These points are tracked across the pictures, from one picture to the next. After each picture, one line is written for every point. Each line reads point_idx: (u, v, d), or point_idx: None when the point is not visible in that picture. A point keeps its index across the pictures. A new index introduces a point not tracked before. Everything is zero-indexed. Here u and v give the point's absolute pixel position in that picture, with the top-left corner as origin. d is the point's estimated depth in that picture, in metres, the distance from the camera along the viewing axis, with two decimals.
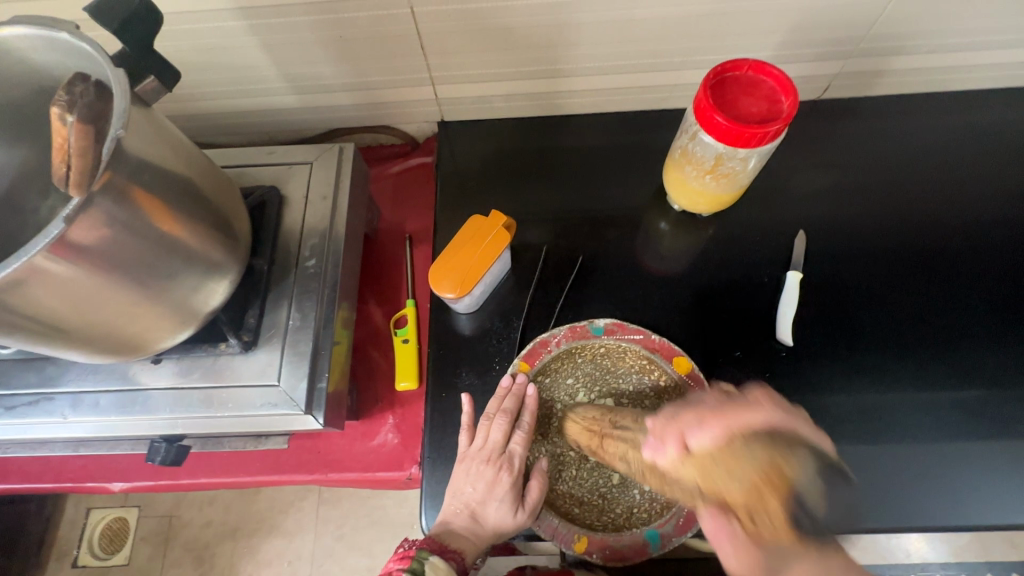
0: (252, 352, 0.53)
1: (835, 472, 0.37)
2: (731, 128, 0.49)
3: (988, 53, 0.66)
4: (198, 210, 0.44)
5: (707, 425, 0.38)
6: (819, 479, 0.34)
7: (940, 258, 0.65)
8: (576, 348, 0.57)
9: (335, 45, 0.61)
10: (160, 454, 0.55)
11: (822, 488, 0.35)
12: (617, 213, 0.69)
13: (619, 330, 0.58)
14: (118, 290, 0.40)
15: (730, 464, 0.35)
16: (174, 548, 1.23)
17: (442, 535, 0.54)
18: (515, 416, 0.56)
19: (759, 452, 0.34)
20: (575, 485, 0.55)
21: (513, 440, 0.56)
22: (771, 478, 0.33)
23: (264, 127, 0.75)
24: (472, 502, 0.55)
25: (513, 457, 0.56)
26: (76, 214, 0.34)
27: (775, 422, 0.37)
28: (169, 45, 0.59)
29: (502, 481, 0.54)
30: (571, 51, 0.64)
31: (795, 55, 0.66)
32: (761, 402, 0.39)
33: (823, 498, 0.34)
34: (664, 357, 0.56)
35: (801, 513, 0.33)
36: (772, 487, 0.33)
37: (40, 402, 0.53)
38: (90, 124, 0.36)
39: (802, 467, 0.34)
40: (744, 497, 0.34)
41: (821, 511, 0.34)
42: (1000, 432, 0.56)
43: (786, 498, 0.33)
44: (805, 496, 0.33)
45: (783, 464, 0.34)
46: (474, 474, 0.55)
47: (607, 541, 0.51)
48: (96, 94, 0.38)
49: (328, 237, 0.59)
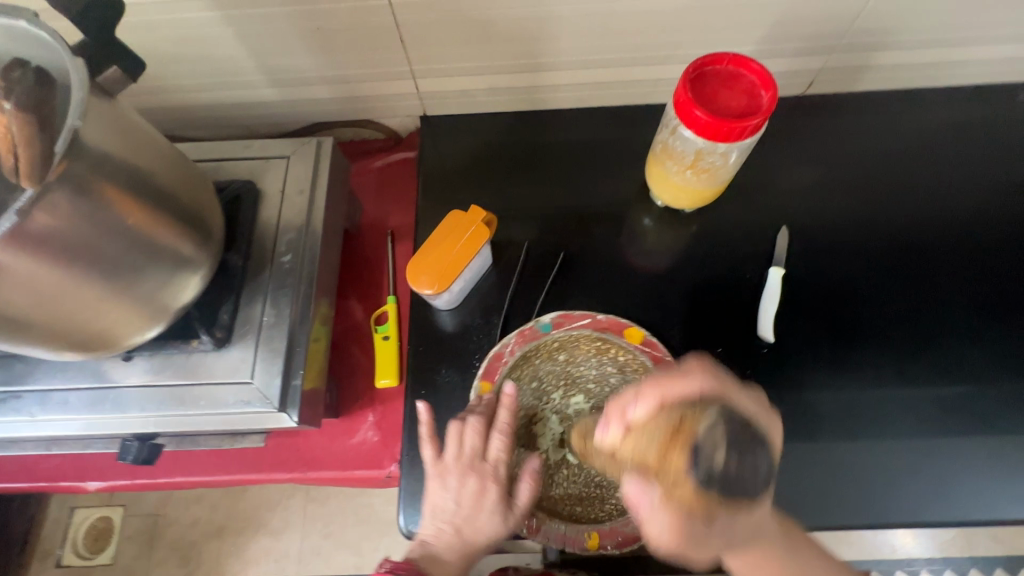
0: (225, 348, 0.52)
1: (744, 434, 0.34)
2: (709, 122, 0.49)
3: (969, 48, 0.66)
4: (166, 203, 0.43)
5: (645, 399, 0.39)
6: (716, 427, 0.34)
7: (921, 253, 0.65)
8: (531, 352, 0.57)
9: (311, 37, 0.60)
10: (132, 452, 0.54)
11: (741, 444, 0.33)
12: (599, 208, 0.69)
13: (565, 321, 0.58)
14: (79, 285, 0.39)
15: (653, 431, 0.36)
16: (160, 548, 1.22)
17: (424, 559, 0.51)
18: (490, 419, 0.54)
19: (676, 415, 0.35)
20: (570, 484, 0.55)
21: (493, 446, 0.53)
22: (678, 435, 0.35)
23: (243, 121, 0.74)
24: (458, 517, 0.52)
25: (497, 466, 0.53)
26: (30, 205, 0.33)
27: (708, 389, 0.38)
28: (141, 37, 0.58)
29: (488, 491, 0.52)
30: (552, 44, 0.63)
31: (777, 50, 0.65)
32: (694, 371, 0.40)
33: (728, 450, 0.33)
34: (616, 333, 0.57)
35: (699, 464, 0.33)
36: (677, 443, 0.34)
37: (8, 400, 0.52)
38: (30, 112, 0.34)
39: (704, 423, 0.34)
40: (657, 456, 0.35)
41: (718, 459, 0.33)
42: (981, 428, 0.57)
43: (689, 448, 0.34)
44: (706, 446, 0.33)
45: (690, 419, 0.35)
46: (456, 487, 0.53)
47: (617, 529, 0.51)
48: (35, 79, 0.36)
49: (304, 232, 0.58)
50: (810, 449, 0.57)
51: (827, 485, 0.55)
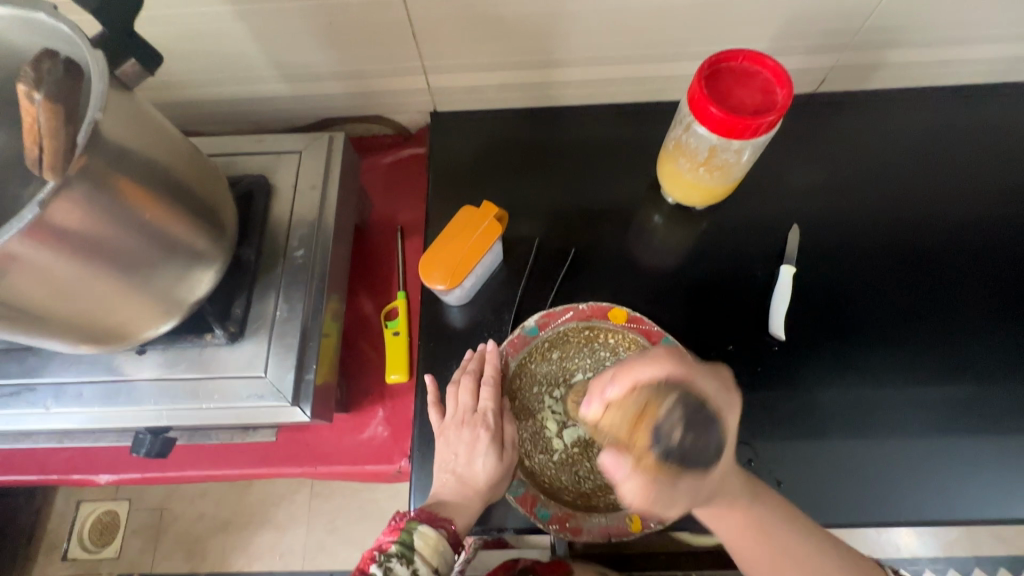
0: (238, 342, 0.52)
1: (700, 414, 0.36)
2: (724, 119, 0.49)
3: (982, 47, 0.65)
4: (182, 197, 0.44)
5: (620, 380, 0.38)
6: (676, 410, 0.35)
7: (933, 251, 0.64)
8: (526, 357, 0.57)
9: (324, 32, 0.60)
10: (145, 445, 0.54)
11: (696, 422, 0.35)
12: (610, 205, 0.69)
13: (550, 320, 0.58)
14: (97, 279, 0.39)
15: (624, 410, 0.37)
16: (166, 542, 1.22)
17: (432, 506, 0.51)
18: (480, 375, 0.57)
19: (644, 400, 0.36)
20: (599, 474, 0.53)
21: (482, 397, 0.55)
22: (642, 414, 0.35)
23: (253, 116, 0.74)
24: (458, 466, 0.54)
25: (487, 414, 0.54)
26: (52, 197, 0.33)
27: (675, 372, 0.38)
28: (154, 31, 0.58)
29: (480, 438, 0.53)
30: (565, 41, 0.63)
31: (790, 47, 0.65)
32: (660, 352, 0.40)
33: (683, 430, 0.35)
34: (600, 318, 0.58)
35: (660, 444, 0.35)
36: (642, 422, 0.35)
37: (22, 393, 0.52)
38: (61, 103, 0.33)
39: (666, 411, 0.35)
40: (625, 434, 0.36)
41: (677, 439, 0.35)
42: (991, 427, 0.56)
43: (652, 430, 0.35)
44: (665, 426, 0.35)
45: (655, 403, 0.35)
46: (454, 441, 0.55)
47: None
48: (65, 72, 0.34)
49: (316, 227, 0.58)
50: (821, 446, 0.57)
51: (838, 483, 0.55)
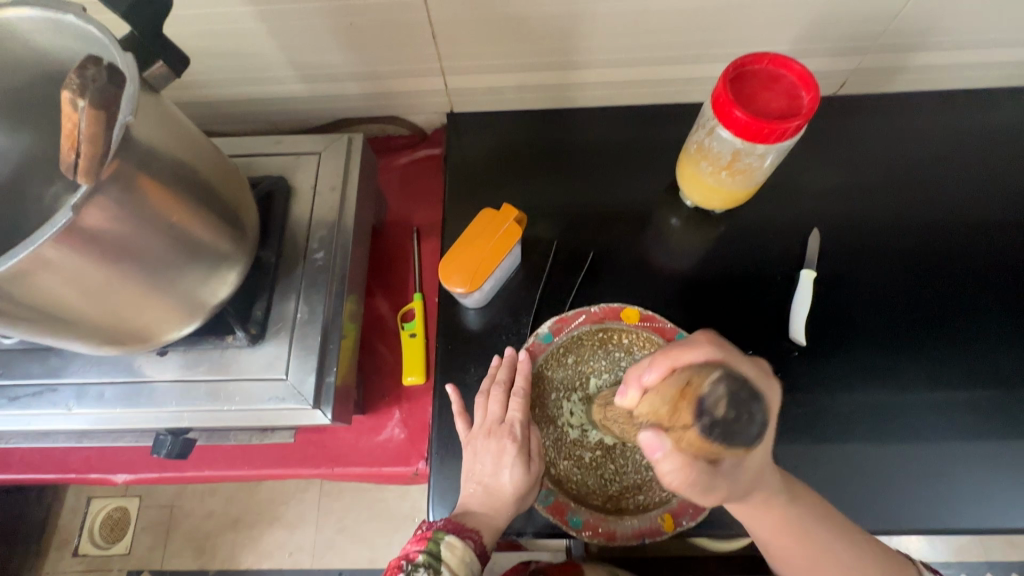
0: (259, 344, 0.52)
1: (749, 391, 0.29)
2: (750, 124, 0.48)
3: (1007, 50, 0.65)
4: (207, 199, 0.43)
5: (657, 365, 0.37)
6: (723, 385, 0.28)
7: (955, 257, 0.64)
8: (543, 365, 0.57)
9: (344, 33, 0.59)
10: (166, 446, 0.54)
11: (741, 398, 0.28)
12: (628, 207, 0.68)
13: (563, 325, 0.58)
14: (125, 281, 0.39)
15: (664, 391, 0.33)
16: (176, 539, 1.23)
17: (459, 516, 0.51)
18: (510, 385, 0.56)
19: (684, 373, 0.32)
20: (624, 476, 0.53)
21: (511, 407, 0.55)
22: (685, 391, 0.30)
23: (270, 115, 0.74)
24: (485, 477, 0.53)
25: (514, 425, 0.54)
26: (84, 201, 0.33)
27: (714, 356, 0.35)
28: (174, 31, 0.58)
29: (506, 449, 0.52)
30: (585, 42, 0.62)
31: (811, 50, 0.65)
32: (702, 342, 0.37)
33: (727, 406, 0.28)
34: (613, 319, 0.58)
35: (704, 417, 0.28)
36: (686, 399, 0.29)
37: (44, 393, 0.52)
38: (102, 109, 0.35)
39: (710, 380, 0.29)
40: (668, 412, 0.31)
41: (720, 412, 0.28)
42: (1015, 435, 0.56)
43: (694, 403, 0.28)
44: (710, 401, 0.28)
45: (698, 377, 0.30)
46: (481, 451, 0.54)
47: (685, 503, 0.51)
48: (108, 79, 0.35)
49: (336, 229, 0.58)
50: (842, 453, 0.56)
51: (859, 490, 0.55)
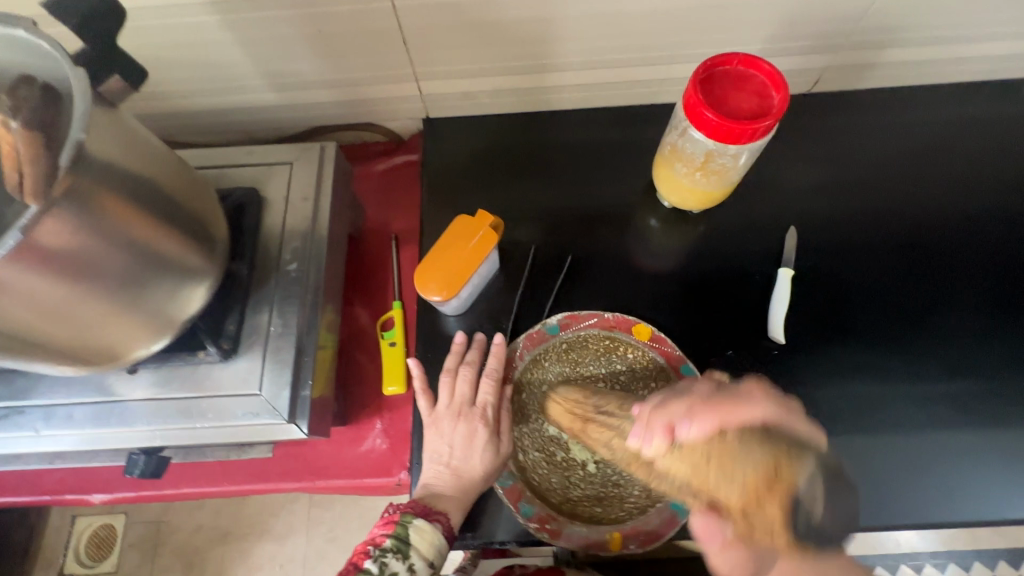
0: (232, 359, 0.52)
1: (831, 479, 0.31)
2: (720, 125, 0.48)
3: (977, 45, 0.65)
4: (172, 214, 0.43)
5: (699, 421, 0.35)
6: (817, 480, 0.30)
7: (930, 251, 0.64)
8: (540, 354, 0.57)
9: (313, 41, 0.59)
10: (139, 466, 0.53)
11: (833, 492, 0.31)
12: (607, 210, 0.68)
13: (573, 321, 0.57)
14: (88, 300, 0.38)
15: (720, 460, 0.32)
16: (164, 555, 1.21)
17: (427, 497, 0.52)
18: (480, 366, 0.58)
19: (765, 452, 0.30)
20: (588, 485, 0.53)
21: (481, 390, 0.56)
22: (774, 480, 0.29)
23: (243, 126, 0.73)
24: (452, 459, 0.54)
25: (485, 408, 0.55)
26: (35, 221, 0.32)
27: (773, 417, 0.34)
28: (138, 42, 0.57)
29: (477, 432, 0.54)
30: (558, 45, 0.62)
31: (784, 49, 0.65)
32: (757, 396, 0.36)
33: (824, 502, 0.30)
34: (623, 331, 0.57)
35: (800, 519, 0.29)
36: (769, 491, 0.29)
37: (11, 415, 0.51)
38: (37, 130, 0.35)
39: (807, 470, 0.30)
40: (741, 501, 0.31)
41: (820, 514, 0.30)
42: (992, 425, 0.56)
43: (790, 500, 0.29)
44: (805, 499, 0.29)
45: (786, 463, 0.30)
46: (449, 432, 0.56)
47: (639, 527, 0.50)
48: (42, 99, 0.36)
49: (310, 239, 0.57)
50: (824, 449, 0.56)
51: None
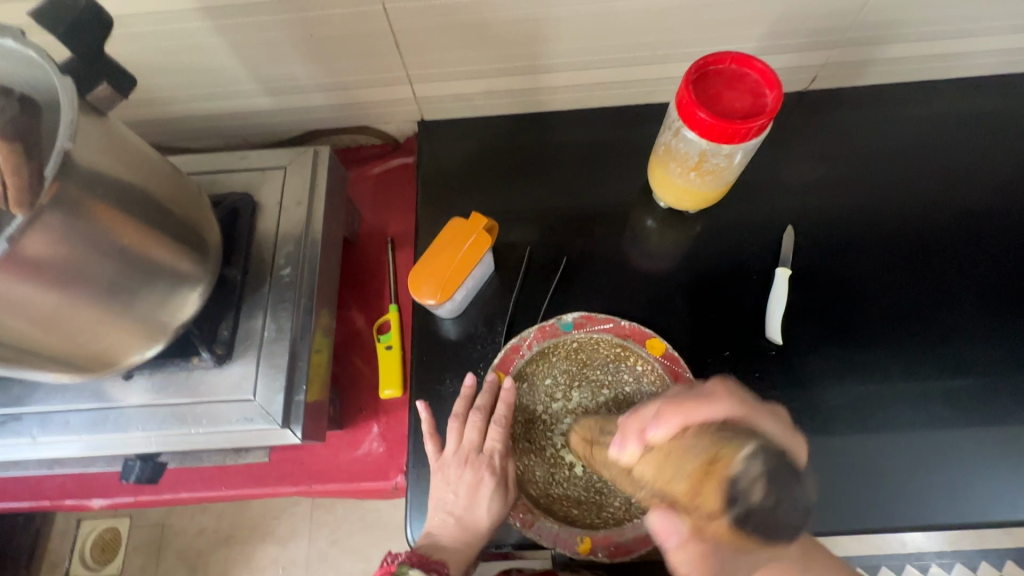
0: (226, 365, 0.52)
1: (787, 471, 0.28)
2: (714, 124, 0.48)
3: (975, 40, 0.64)
4: (162, 221, 0.43)
5: (665, 422, 0.36)
6: (758, 462, 0.28)
7: (930, 249, 0.63)
8: (549, 347, 0.56)
9: (305, 45, 0.59)
10: (134, 472, 0.53)
11: (783, 478, 0.27)
12: (602, 211, 0.68)
13: (588, 322, 0.57)
14: (78, 308, 0.38)
15: (679, 457, 0.32)
16: (168, 558, 1.21)
17: (427, 547, 0.51)
18: (490, 412, 0.56)
19: (705, 444, 0.31)
20: (570, 486, 0.53)
21: (489, 436, 0.55)
22: (712, 466, 0.29)
23: (239, 130, 0.73)
24: (457, 510, 0.53)
25: (492, 456, 0.54)
26: (21, 231, 0.32)
27: (733, 415, 0.36)
28: (131, 49, 0.57)
29: (483, 482, 0.53)
30: (551, 46, 0.62)
31: (779, 46, 0.64)
32: (722, 397, 0.37)
33: (770, 494, 0.27)
34: (637, 342, 0.56)
35: (739, 504, 0.27)
36: (708, 477, 0.29)
37: (8, 422, 0.52)
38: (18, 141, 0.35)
39: (744, 455, 0.28)
40: (688, 492, 0.30)
41: (759, 497, 0.27)
42: (993, 425, 0.56)
43: (727, 486, 0.27)
44: (745, 484, 0.27)
45: (726, 451, 0.29)
46: (454, 479, 0.54)
47: (610, 538, 0.50)
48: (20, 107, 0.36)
49: (303, 244, 0.57)
50: (823, 451, 0.56)
51: (839, 488, 0.54)
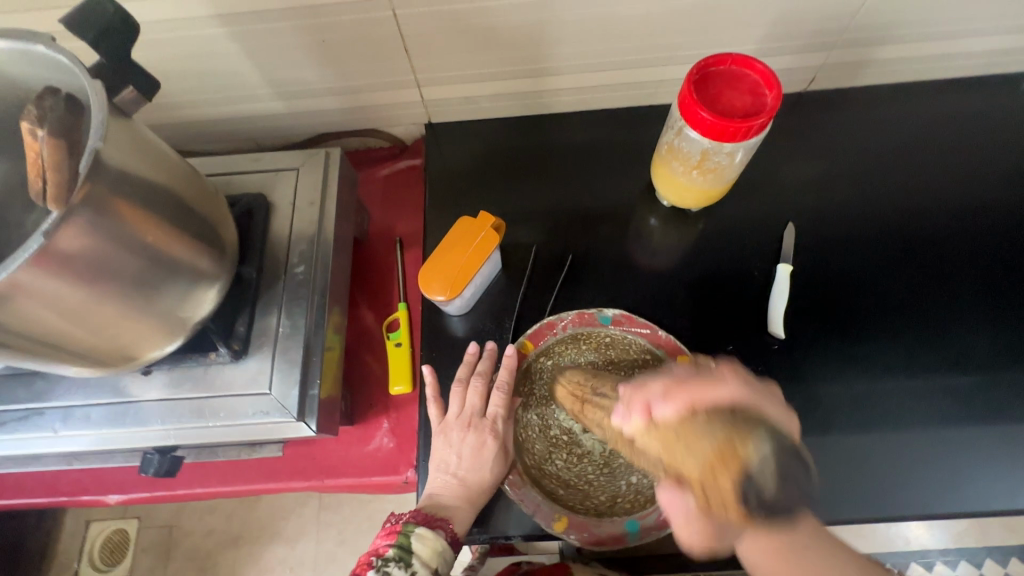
0: (242, 360, 0.53)
1: (796, 465, 0.34)
2: (716, 123, 0.49)
3: (970, 41, 0.66)
4: (183, 219, 0.44)
5: (672, 400, 0.38)
6: (769, 460, 0.33)
7: (928, 244, 0.65)
8: (582, 334, 0.58)
9: (317, 50, 0.60)
10: (154, 465, 0.55)
11: (790, 475, 0.34)
12: (607, 210, 0.69)
13: (626, 321, 0.58)
14: (104, 302, 0.40)
15: (691, 442, 0.35)
16: (176, 559, 1.22)
17: (431, 506, 0.53)
18: (489, 376, 0.59)
19: (719, 429, 0.34)
20: (564, 468, 0.54)
21: (492, 402, 0.57)
22: (728, 457, 0.33)
23: (251, 134, 0.75)
24: (458, 471, 0.54)
25: (496, 422, 0.56)
26: (55, 226, 0.34)
27: (741, 396, 0.39)
28: (149, 55, 0.59)
29: (487, 444, 0.55)
30: (555, 49, 0.64)
31: (778, 48, 0.66)
32: (727, 378, 0.40)
33: (776, 481, 0.34)
34: (668, 354, 0.56)
35: (750, 495, 0.33)
36: (725, 465, 0.33)
37: (31, 417, 0.53)
38: (62, 139, 0.36)
39: (758, 451, 0.33)
40: (700, 472, 0.34)
41: (771, 494, 0.33)
42: (992, 417, 0.57)
43: (740, 478, 0.33)
44: (758, 473, 0.33)
45: (739, 443, 0.34)
46: (456, 441, 0.56)
47: (587, 525, 0.51)
48: (65, 107, 0.38)
49: (316, 242, 0.59)
50: (825, 443, 0.57)
51: (841, 478, 0.55)
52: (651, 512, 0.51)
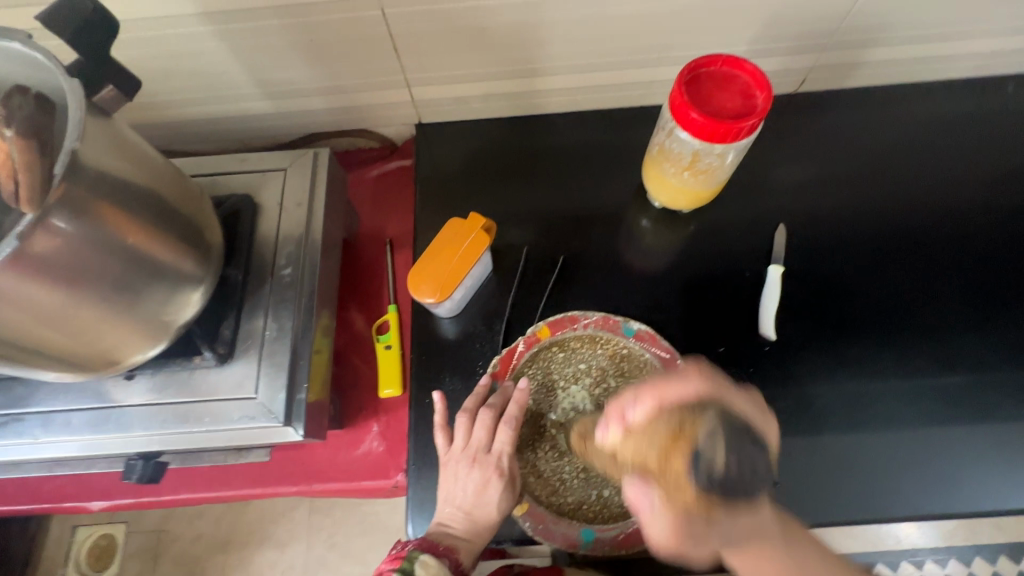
0: (228, 364, 0.52)
1: (738, 438, 0.34)
2: (706, 124, 0.49)
3: (958, 43, 0.66)
4: (164, 220, 0.43)
5: (644, 400, 0.38)
6: (712, 435, 0.33)
7: (918, 245, 0.65)
8: (600, 337, 0.58)
9: (305, 49, 0.60)
10: (136, 471, 0.54)
11: (735, 446, 0.33)
12: (598, 211, 0.69)
13: (648, 339, 0.57)
14: (82, 306, 0.39)
15: (653, 432, 0.35)
16: (165, 564, 1.21)
17: (436, 536, 0.52)
18: (500, 411, 0.55)
19: (674, 416, 0.35)
20: (543, 458, 0.55)
21: (498, 438, 0.53)
22: (680, 437, 0.34)
23: (238, 134, 0.74)
24: (464, 506, 0.52)
25: (501, 457, 0.53)
26: (30, 229, 0.33)
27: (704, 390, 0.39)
28: (133, 53, 0.58)
29: (491, 482, 0.52)
30: (546, 49, 0.63)
31: (768, 50, 0.66)
32: (691, 373, 0.40)
33: (727, 455, 0.33)
34: None
35: (698, 472, 0.33)
36: (678, 445, 0.34)
37: (10, 423, 0.52)
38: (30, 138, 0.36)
39: (704, 428, 0.34)
40: (658, 460, 0.35)
41: (717, 466, 0.33)
42: (982, 417, 0.57)
43: (689, 457, 0.33)
44: (704, 453, 0.33)
45: (689, 423, 0.34)
46: (460, 475, 0.53)
47: (545, 518, 0.52)
48: (35, 105, 0.37)
49: (304, 244, 0.58)
50: (816, 445, 0.57)
51: (832, 480, 0.55)
52: (610, 529, 0.52)
